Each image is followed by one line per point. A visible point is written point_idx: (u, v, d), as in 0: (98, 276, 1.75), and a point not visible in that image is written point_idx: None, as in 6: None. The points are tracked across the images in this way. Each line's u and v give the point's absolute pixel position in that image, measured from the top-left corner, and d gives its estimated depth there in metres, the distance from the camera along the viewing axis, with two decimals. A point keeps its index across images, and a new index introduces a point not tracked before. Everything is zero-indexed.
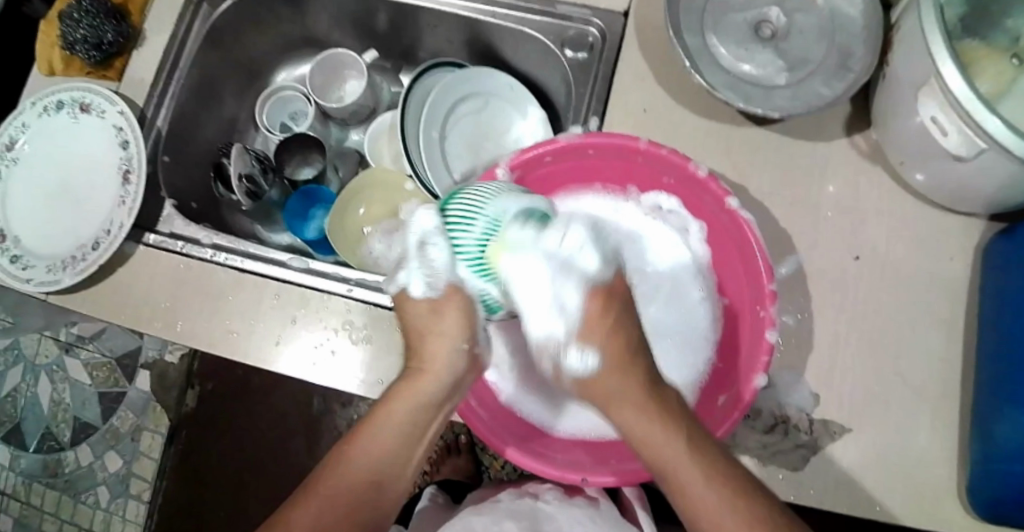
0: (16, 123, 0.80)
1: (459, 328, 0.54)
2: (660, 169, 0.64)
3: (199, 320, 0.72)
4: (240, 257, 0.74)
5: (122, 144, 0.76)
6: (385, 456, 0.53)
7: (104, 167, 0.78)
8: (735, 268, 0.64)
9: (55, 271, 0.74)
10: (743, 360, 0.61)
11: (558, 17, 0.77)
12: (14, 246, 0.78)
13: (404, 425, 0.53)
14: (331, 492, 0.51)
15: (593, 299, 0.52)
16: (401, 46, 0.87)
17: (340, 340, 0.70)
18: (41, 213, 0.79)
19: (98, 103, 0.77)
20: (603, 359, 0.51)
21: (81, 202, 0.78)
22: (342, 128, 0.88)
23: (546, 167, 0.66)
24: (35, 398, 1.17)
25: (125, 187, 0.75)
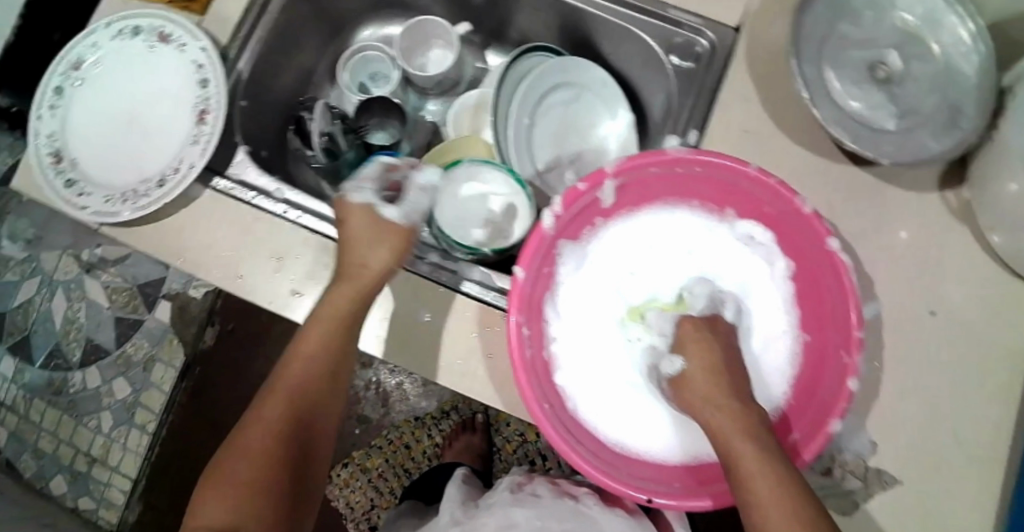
0: (87, 41, 0.76)
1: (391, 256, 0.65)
2: (763, 198, 0.64)
3: (262, 274, 0.70)
4: (308, 213, 0.71)
5: (200, 82, 0.73)
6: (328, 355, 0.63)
7: (178, 103, 0.75)
8: (821, 308, 0.63)
9: (114, 203, 0.72)
10: (819, 400, 0.61)
11: (668, 21, 0.74)
12: (72, 169, 0.74)
13: (305, 392, 0.63)
14: (230, 486, 0.57)
15: (687, 326, 0.61)
16: (493, 20, 0.83)
17: (409, 318, 0.68)
18: (103, 139, 0.76)
19: (179, 35, 0.74)
20: (690, 365, 0.58)
21: (149, 135, 0.75)
22: (421, 96, 0.86)
23: (647, 177, 0.65)
24: (48, 313, 1.14)
25: (200, 126, 0.72)
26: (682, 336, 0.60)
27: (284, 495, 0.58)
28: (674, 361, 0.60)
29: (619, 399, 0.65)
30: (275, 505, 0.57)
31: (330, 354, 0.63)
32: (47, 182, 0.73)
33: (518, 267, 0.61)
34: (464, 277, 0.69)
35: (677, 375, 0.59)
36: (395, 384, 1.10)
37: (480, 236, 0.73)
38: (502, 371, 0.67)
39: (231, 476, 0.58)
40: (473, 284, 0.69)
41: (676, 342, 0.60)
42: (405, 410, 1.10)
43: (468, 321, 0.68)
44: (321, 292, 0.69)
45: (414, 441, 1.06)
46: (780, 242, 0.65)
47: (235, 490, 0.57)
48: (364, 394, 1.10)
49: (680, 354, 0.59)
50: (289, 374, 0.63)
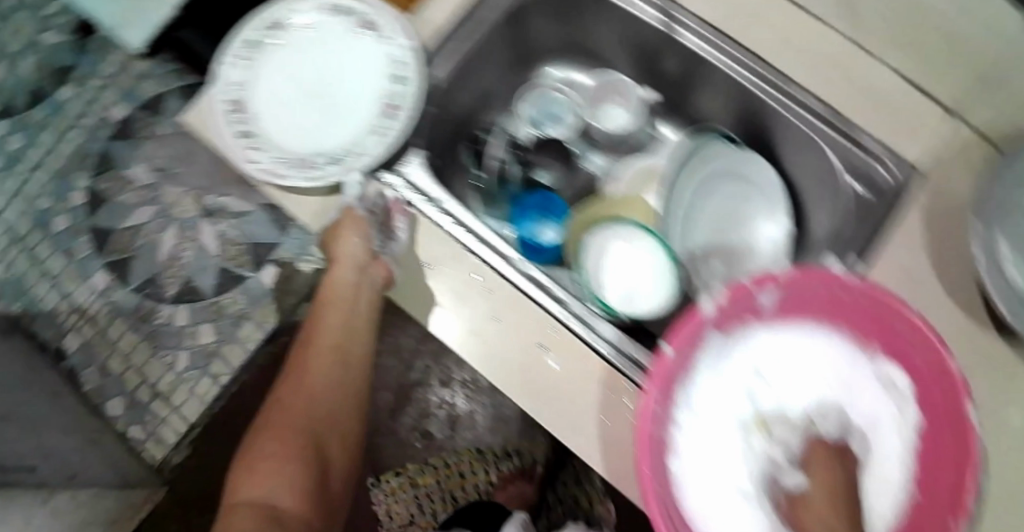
0: (295, 5, 0.76)
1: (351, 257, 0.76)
2: (911, 344, 0.62)
3: (408, 278, 0.72)
4: (464, 231, 0.72)
5: (397, 78, 0.74)
6: (347, 319, 0.79)
7: (364, 89, 0.75)
8: (939, 468, 0.61)
9: (285, 167, 0.73)
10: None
11: (863, 146, 0.68)
12: (247, 120, 0.74)
13: (316, 399, 0.78)
14: (260, 467, 0.76)
15: (817, 451, 0.65)
16: (676, 93, 0.80)
17: (539, 357, 0.69)
18: (282, 101, 0.75)
19: (388, 27, 0.75)
20: (814, 488, 0.63)
21: (326, 110, 0.75)
22: (590, 147, 0.88)
23: (811, 293, 0.65)
24: (156, 243, 1.19)
25: (385, 119, 0.73)
26: (811, 457, 0.65)
27: (306, 467, 0.75)
28: (799, 476, 0.65)
29: (727, 502, 0.65)
30: (296, 480, 0.74)
31: (334, 353, 0.79)
32: (220, 126, 0.73)
33: (669, 345, 0.63)
34: (600, 335, 0.69)
35: (799, 491, 0.64)
36: (466, 409, 1.11)
37: (610, 296, 0.72)
38: (614, 437, 0.67)
39: (262, 457, 0.76)
40: (605, 343, 0.69)
41: (804, 460, 0.65)
42: (470, 440, 1.10)
43: (591, 380, 0.69)
44: (460, 310, 0.70)
45: (470, 472, 1.07)
46: (918, 395, 0.63)
47: (266, 469, 0.75)
48: (434, 411, 1.12)
49: (809, 475, 0.64)
50: (305, 382, 0.78)
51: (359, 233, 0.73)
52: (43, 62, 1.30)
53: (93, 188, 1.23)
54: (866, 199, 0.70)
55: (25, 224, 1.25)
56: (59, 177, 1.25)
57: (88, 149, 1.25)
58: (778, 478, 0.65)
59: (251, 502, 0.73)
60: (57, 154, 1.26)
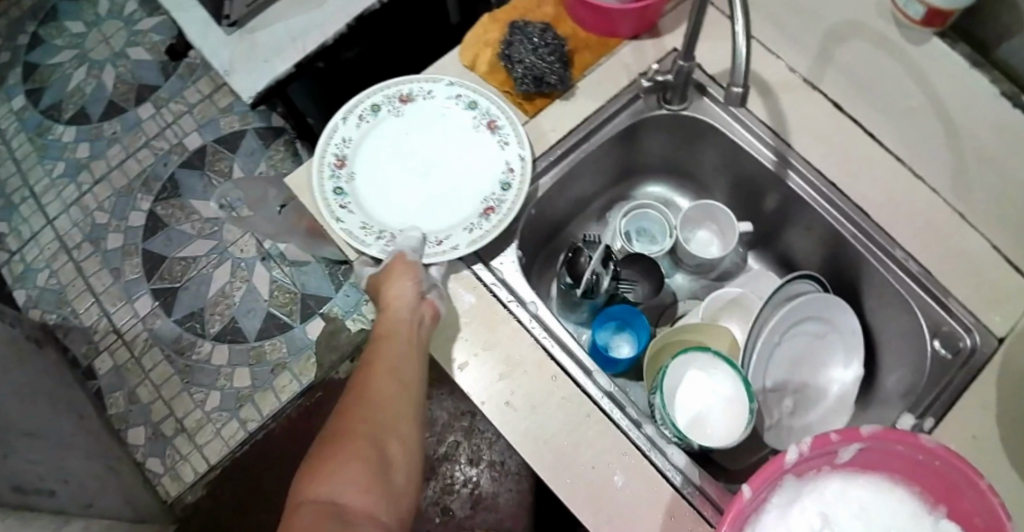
0: (425, 87, 0.80)
1: (401, 286, 0.69)
2: (979, 510, 0.62)
3: (486, 373, 0.71)
4: (549, 338, 0.72)
5: (503, 183, 0.77)
6: (405, 355, 0.65)
7: (468, 186, 0.78)
8: None
9: (369, 235, 0.74)
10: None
11: (943, 308, 0.74)
12: (346, 180, 0.77)
13: (388, 387, 0.62)
14: (328, 466, 0.54)
15: None
16: (769, 226, 0.87)
17: (609, 479, 0.68)
18: (385, 170, 0.78)
19: (507, 132, 0.78)
20: None
21: (426, 192, 0.78)
22: (674, 266, 0.90)
23: (892, 450, 0.65)
24: (207, 277, 1.19)
25: (482, 220, 0.75)
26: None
27: (375, 473, 0.54)
28: None
29: None
30: (372, 478, 0.54)
31: (400, 338, 0.66)
32: (321, 177, 0.76)
33: (750, 488, 0.60)
34: (673, 465, 0.68)
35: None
36: (490, 488, 1.09)
37: (684, 418, 0.73)
38: None
39: (329, 458, 0.55)
40: (677, 472, 0.68)
41: None
42: (490, 522, 1.07)
43: (660, 510, 0.67)
44: (535, 417, 0.70)
45: None
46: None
47: (334, 466, 0.54)
48: (458, 488, 1.09)
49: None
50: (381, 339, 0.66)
51: (408, 274, 0.70)
52: (128, 82, 1.34)
53: (152, 212, 1.24)
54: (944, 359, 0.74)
55: (79, 237, 1.25)
56: (121, 197, 1.26)
57: (155, 173, 1.27)
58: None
59: (310, 500, 0.51)
60: (122, 174, 1.28)
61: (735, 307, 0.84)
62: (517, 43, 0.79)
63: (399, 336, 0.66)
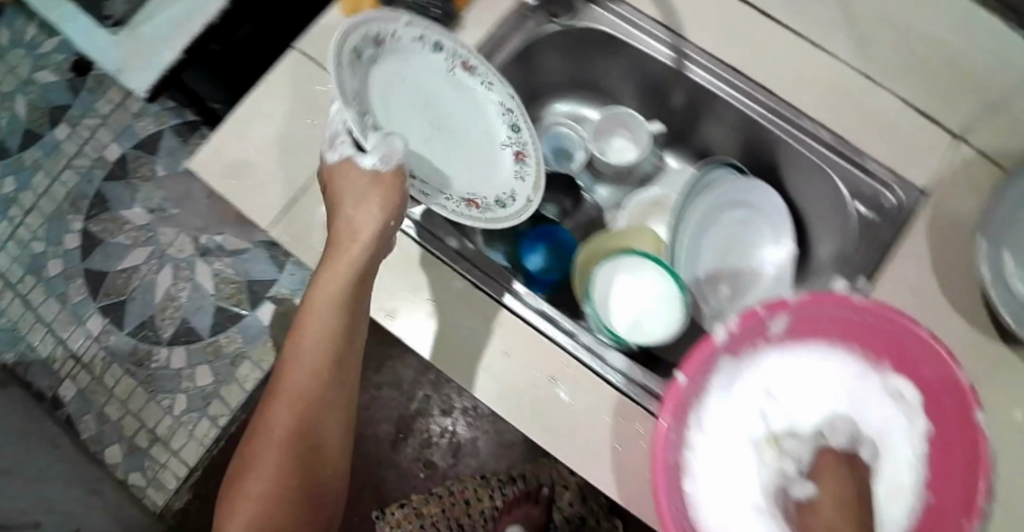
0: (507, 93, 0.75)
1: (376, 211, 0.62)
2: (926, 361, 0.61)
3: (414, 313, 0.71)
4: (473, 269, 0.72)
5: (496, 198, 0.76)
6: (336, 330, 0.61)
7: (462, 167, 0.76)
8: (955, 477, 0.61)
9: (353, 108, 0.65)
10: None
11: (862, 170, 0.74)
12: (375, 49, 0.69)
13: (315, 381, 0.60)
14: (253, 494, 0.59)
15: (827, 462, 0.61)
16: (681, 124, 0.86)
17: (551, 394, 0.68)
18: (402, 79, 0.73)
19: (527, 168, 0.76)
20: (822, 500, 0.58)
21: (417, 142, 0.74)
22: (593, 178, 0.91)
23: (823, 314, 0.64)
24: (150, 284, 1.18)
25: (465, 208, 0.72)
26: (825, 468, 0.61)
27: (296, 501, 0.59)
28: (807, 486, 0.60)
29: (738, 517, 0.64)
30: (292, 509, 0.59)
31: (336, 340, 0.61)
32: (365, 26, 0.66)
33: (682, 374, 0.60)
34: (613, 368, 0.69)
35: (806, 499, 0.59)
36: (468, 436, 1.09)
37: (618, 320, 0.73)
38: (630, 466, 0.66)
39: (253, 482, 0.59)
40: (617, 374, 0.68)
41: (814, 470, 0.61)
42: (473, 468, 1.08)
43: (608, 413, 0.67)
44: (469, 347, 0.70)
45: (474, 499, 1.05)
46: (928, 404, 0.63)
47: (257, 496, 0.59)
48: (437, 440, 1.10)
49: (819, 483, 0.60)
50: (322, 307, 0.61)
51: (386, 212, 0.63)
52: (34, 104, 1.29)
53: (87, 233, 1.22)
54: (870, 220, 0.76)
55: (18, 270, 1.22)
56: (54, 222, 1.24)
57: (82, 192, 1.24)
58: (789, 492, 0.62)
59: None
60: (51, 200, 1.25)
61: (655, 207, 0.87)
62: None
63: (336, 300, 0.61)
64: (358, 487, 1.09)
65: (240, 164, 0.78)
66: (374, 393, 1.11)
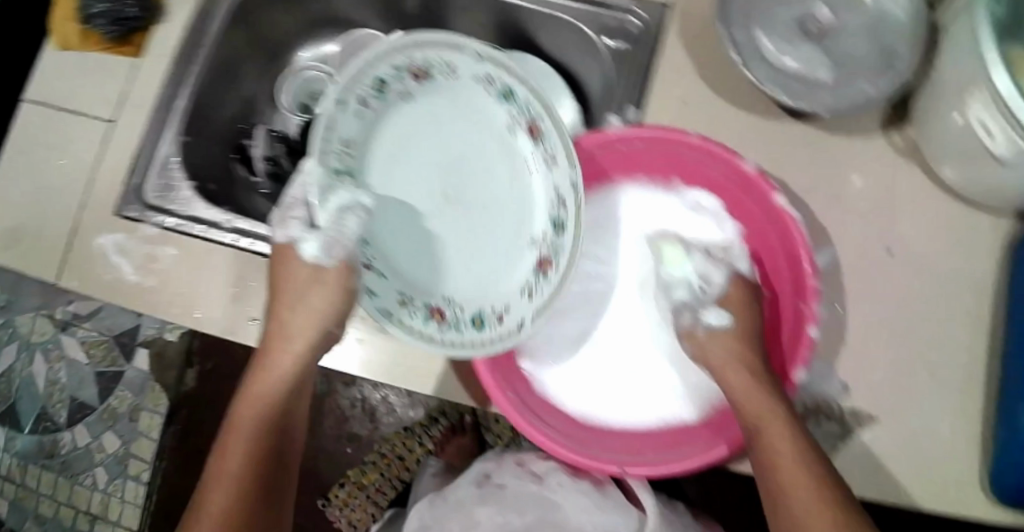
0: (499, 81, 0.66)
1: (337, 294, 0.62)
2: (705, 163, 0.65)
3: (218, 304, 0.73)
4: (263, 242, 0.74)
5: (524, 291, 0.67)
6: (286, 398, 0.62)
7: (473, 269, 0.71)
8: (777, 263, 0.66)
9: (337, 171, 0.66)
10: (787, 363, 0.62)
11: (597, 5, 0.75)
12: (356, 101, 0.66)
13: (262, 440, 0.61)
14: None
15: (733, 283, 0.63)
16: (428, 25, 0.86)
17: (366, 329, 0.70)
18: (428, 139, 0.72)
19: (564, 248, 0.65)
20: (732, 323, 0.60)
21: (421, 243, 0.72)
22: None
23: (593, 156, 0.68)
24: (29, 377, 1.15)
25: (418, 318, 0.68)
26: (729, 297, 0.62)
27: None
28: (720, 315, 0.61)
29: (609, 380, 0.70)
30: None
31: (282, 405, 0.62)
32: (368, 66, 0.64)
33: None
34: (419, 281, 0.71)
35: (714, 331, 0.61)
36: (380, 398, 1.15)
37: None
38: (466, 366, 0.69)
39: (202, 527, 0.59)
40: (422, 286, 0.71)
41: (723, 299, 0.62)
42: (395, 422, 1.14)
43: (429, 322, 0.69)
44: None
45: (407, 451, 1.07)
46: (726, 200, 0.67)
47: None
48: (350, 413, 1.15)
49: (724, 309, 0.61)
50: (254, 389, 0.62)
51: (326, 319, 0.62)
52: None
53: None
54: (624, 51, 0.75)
55: None
56: None
57: None
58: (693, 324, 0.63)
59: None
60: None
61: None
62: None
63: (286, 372, 0.62)
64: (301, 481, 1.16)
65: (12, 229, 0.77)
66: None
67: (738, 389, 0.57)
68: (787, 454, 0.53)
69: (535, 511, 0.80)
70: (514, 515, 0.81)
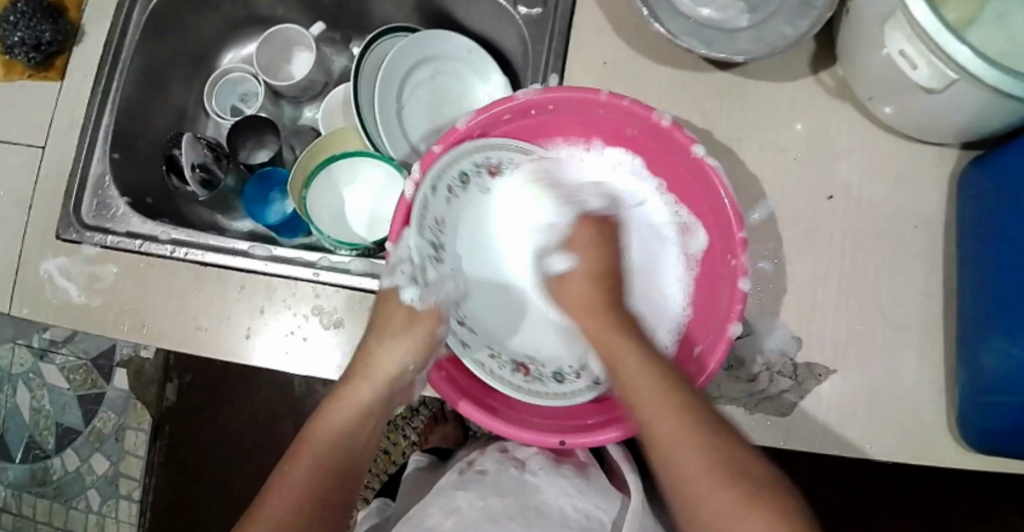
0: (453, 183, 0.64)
1: (413, 347, 0.63)
2: (622, 120, 0.65)
3: (163, 317, 0.72)
4: (201, 250, 0.74)
5: (510, 364, 0.65)
6: (356, 419, 0.61)
7: (517, 326, 0.68)
8: (706, 216, 0.66)
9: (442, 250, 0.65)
10: (718, 316, 0.63)
11: None
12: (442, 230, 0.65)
13: (329, 451, 0.59)
14: None
15: (583, 224, 0.67)
16: (351, 14, 0.87)
17: (312, 326, 0.70)
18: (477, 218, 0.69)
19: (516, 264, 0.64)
20: (578, 264, 0.65)
21: (514, 308, 0.69)
22: (295, 106, 0.91)
23: (504, 126, 0.66)
24: (15, 408, 1.17)
25: (509, 374, 0.64)
26: (576, 236, 0.66)
27: None
28: (562, 259, 0.67)
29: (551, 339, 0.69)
30: None
31: (358, 422, 0.61)
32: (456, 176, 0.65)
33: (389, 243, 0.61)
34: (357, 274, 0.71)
35: (563, 271, 0.67)
36: None
37: (362, 228, 0.78)
38: None
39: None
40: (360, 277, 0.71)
41: (570, 244, 0.67)
42: None
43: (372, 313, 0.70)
44: (221, 319, 0.71)
45: (393, 445, 1.07)
46: (645, 156, 0.68)
47: None
48: None
49: (572, 252, 0.66)
50: (336, 411, 0.62)
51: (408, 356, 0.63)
52: None
53: None
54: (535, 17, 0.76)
55: None
56: None
57: None
58: (545, 267, 0.69)
59: None
60: None
61: (347, 106, 0.85)
62: (4, 30, 0.78)
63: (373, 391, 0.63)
64: None
65: None
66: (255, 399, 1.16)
67: (597, 338, 0.61)
68: (654, 390, 0.55)
69: (517, 495, 0.66)
70: (495, 497, 0.66)
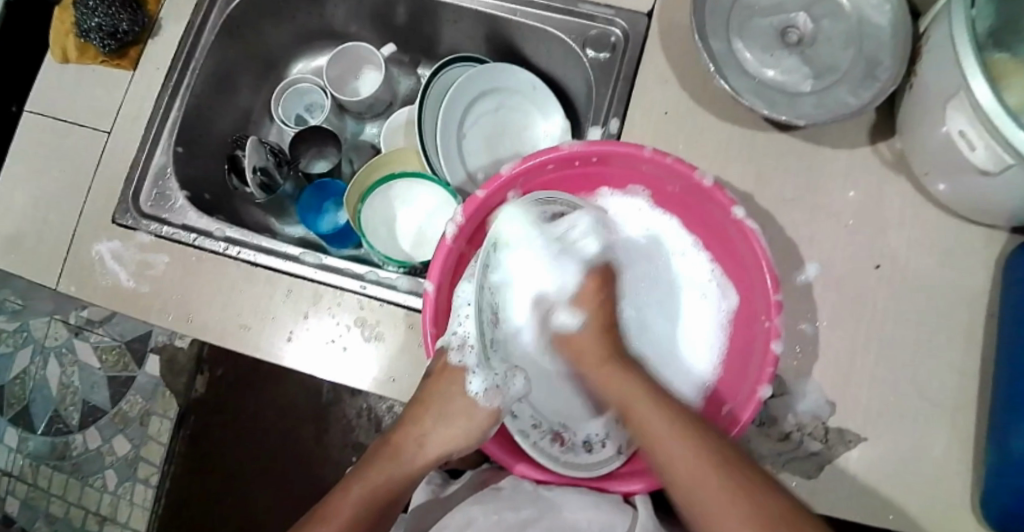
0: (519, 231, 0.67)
1: (465, 426, 0.64)
2: (666, 176, 0.66)
3: (208, 312, 0.74)
4: (252, 252, 0.76)
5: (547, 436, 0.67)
6: (392, 484, 0.63)
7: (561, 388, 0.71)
8: (743, 279, 0.67)
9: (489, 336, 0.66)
10: (749, 376, 0.64)
11: (582, 16, 0.78)
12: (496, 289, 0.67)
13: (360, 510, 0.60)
14: None
15: (587, 279, 0.69)
16: (421, 38, 0.90)
17: (353, 337, 0.72)
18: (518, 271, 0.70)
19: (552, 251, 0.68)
20: (585, 321, 0.67)
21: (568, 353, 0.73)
22: (358, 121, 0.94)
23: (548, 174, 0.67)
24: (42, 381, 1.18)
25: (547, 445, 0.66)
26: (582, 295, 0.68)
27: None
28: (571, 316, 0.68)
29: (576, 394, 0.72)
30: None
31: (393, 489, 0.63)
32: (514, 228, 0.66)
33: (427, 283, 0.62)
34: (402, 291, 0.72)
35: (575, 327, 0.68)
36: (386, 408, 1.15)
37: (409, 244, 0.80)
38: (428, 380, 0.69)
39: None
40: (401, 293, 0.72)
41: (575, 300, 0.68)
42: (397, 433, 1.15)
43: (414, 331, 0.71)
44: (264, 322, 0.73)
45: None
46: (685, 211, 0.69)
47: None
48: (356, 422, 1.16)
49: (579, 308, 0.68)
50: (371, 475, 0.63)
51: (455, 441, 0.64)
52: None
53: None
54: (603, 61, 0.78)
55: None
56: None
57: None
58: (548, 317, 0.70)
59: None
60: None
61: (409, 127, 0.87)
62: (81, 14, 0.81)
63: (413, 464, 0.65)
64: (300, 490, 1.16)
65: (14, 239, 0.78)
66: (278, 396, 1.18)
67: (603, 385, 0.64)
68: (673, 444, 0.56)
69: (532, 509, 0.64)
70: (509, 510, 0.64)
